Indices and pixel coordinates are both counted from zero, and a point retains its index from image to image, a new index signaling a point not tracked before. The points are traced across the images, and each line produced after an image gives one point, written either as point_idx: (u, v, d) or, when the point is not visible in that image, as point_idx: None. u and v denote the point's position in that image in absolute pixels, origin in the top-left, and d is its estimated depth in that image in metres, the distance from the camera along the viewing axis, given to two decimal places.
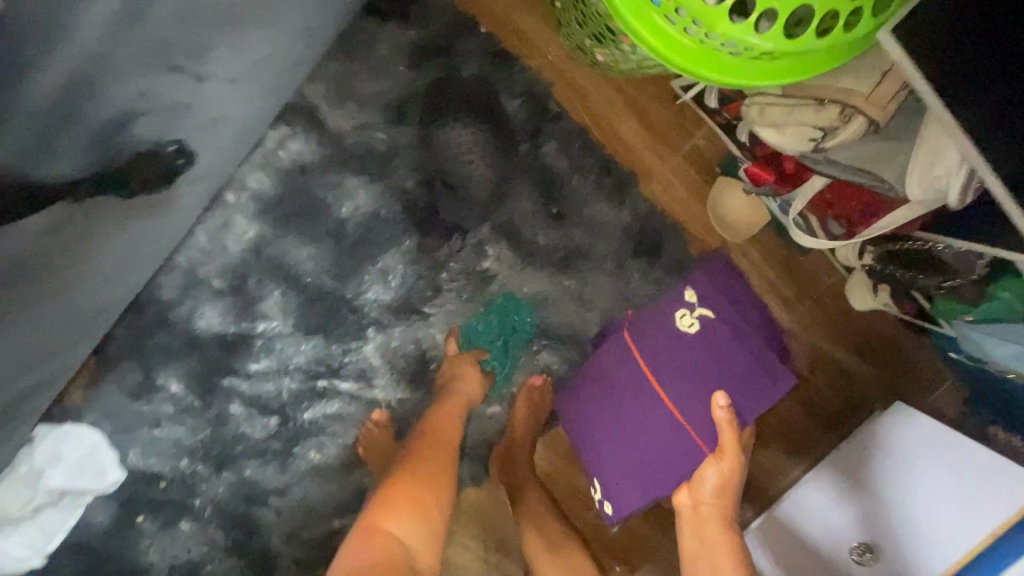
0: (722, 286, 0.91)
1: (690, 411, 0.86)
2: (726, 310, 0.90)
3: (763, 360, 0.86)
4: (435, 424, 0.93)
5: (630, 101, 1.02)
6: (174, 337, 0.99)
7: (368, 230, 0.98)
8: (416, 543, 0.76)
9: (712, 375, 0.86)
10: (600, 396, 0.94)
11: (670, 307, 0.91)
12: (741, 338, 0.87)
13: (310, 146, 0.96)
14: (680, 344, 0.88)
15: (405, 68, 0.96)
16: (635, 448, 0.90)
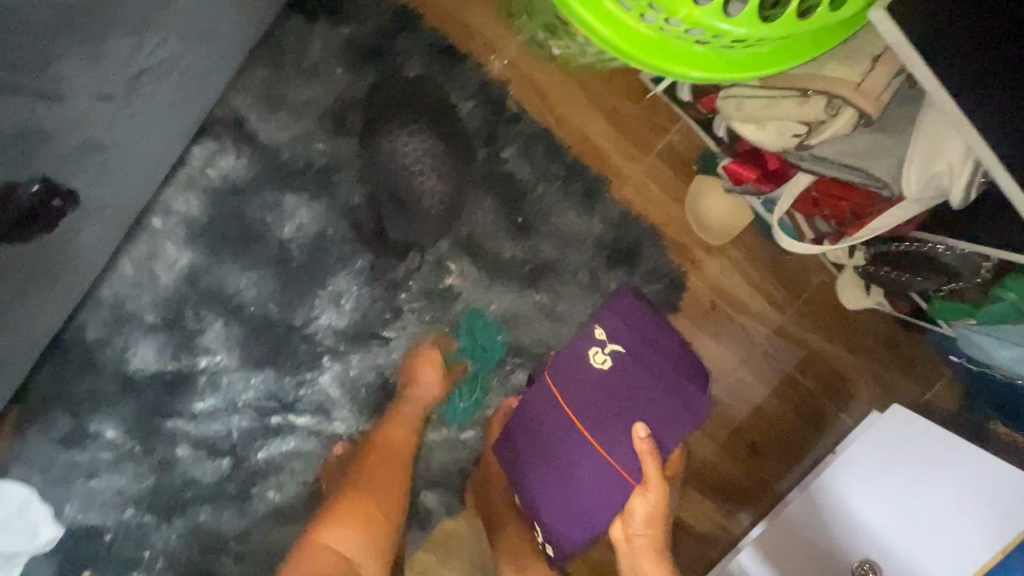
0: (636, 319, 0.83)
1: (615, 449, 0.81)
2: (641, 343, 0.82)
3: (681, 385, 0.80)
4: (383, 436, 0.91)
5: (597, 97, 0.93)
6: (106, 379, 0.90)
7: (315, 251, 0.89)
8: (355, 558, 0.81)
9: (630, 408, 0.81)
10: (527, 442, 0.89)
11: (581, 343, 0.84)
12: (657, 367, 0.81)
13: (243, 162, 0.86)
14: (593, 381, 0.83)
15: (344, 72, 0.87)
16: (568, 492, 0.85)
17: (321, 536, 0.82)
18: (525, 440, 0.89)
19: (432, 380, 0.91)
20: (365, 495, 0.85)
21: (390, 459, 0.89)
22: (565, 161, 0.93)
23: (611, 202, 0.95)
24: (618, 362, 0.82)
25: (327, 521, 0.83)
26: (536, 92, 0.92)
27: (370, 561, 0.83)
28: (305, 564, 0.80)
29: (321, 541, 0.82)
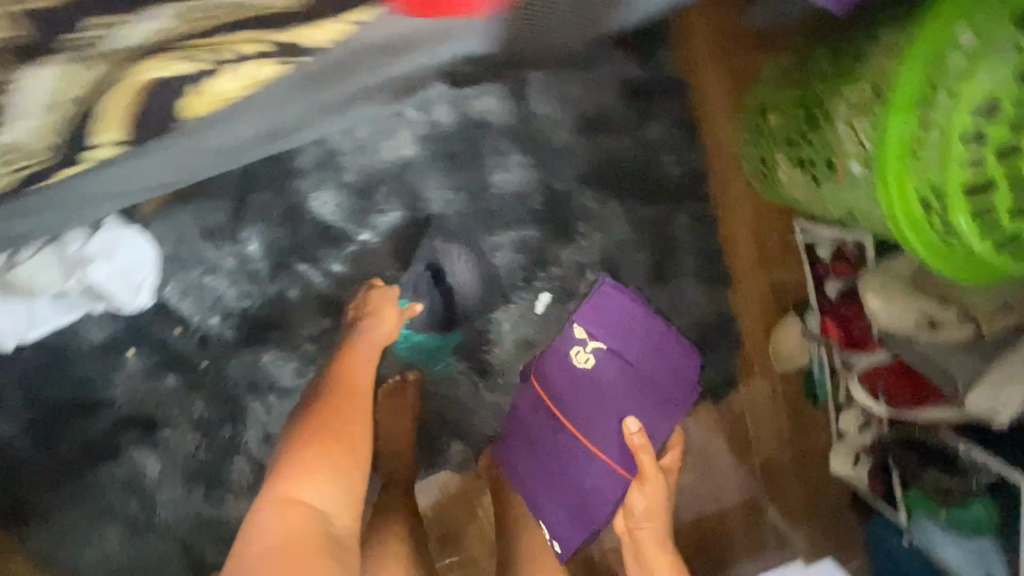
0: (614, 329, 1.09)
1: (603, 436, 1.07)
2: (620, 349, 1.10)
3: (666, 390, 1.10)
4: (347, 364, 0.91)
5: (760, 218, 1.14)
6: (279, 202, 0.97)
7: (505, 204, 1.03)
8: (328, 507, 0.74)
9: (615, 402, 1.08)
10: (521, 442, 1.10)
11: (568, 345, 1.09)
12: (643, 373, 1.09)
13: (501, 109, 0.98)
14: (579, 378, 1.09)
15: (614, 90, 1.01)
16: (562, 476, 1.09)
17: (300, 483, 0.74)
18: (525, 440, 1.10)
19: (377, 332, 0.97)
20: (343, 433, 0.81)
21: (357, 413, 0.85)
22: (712, 252, 1.13)
23: (719, 298, 1.16)
24: (598, 358, 1.09)
25: (308, 463, 0.76)
26: (725, 186, 1.09)
27: (345, 520, 0.76)
28: (283, 514, 0.71)
29: (301, 495, 0.74)
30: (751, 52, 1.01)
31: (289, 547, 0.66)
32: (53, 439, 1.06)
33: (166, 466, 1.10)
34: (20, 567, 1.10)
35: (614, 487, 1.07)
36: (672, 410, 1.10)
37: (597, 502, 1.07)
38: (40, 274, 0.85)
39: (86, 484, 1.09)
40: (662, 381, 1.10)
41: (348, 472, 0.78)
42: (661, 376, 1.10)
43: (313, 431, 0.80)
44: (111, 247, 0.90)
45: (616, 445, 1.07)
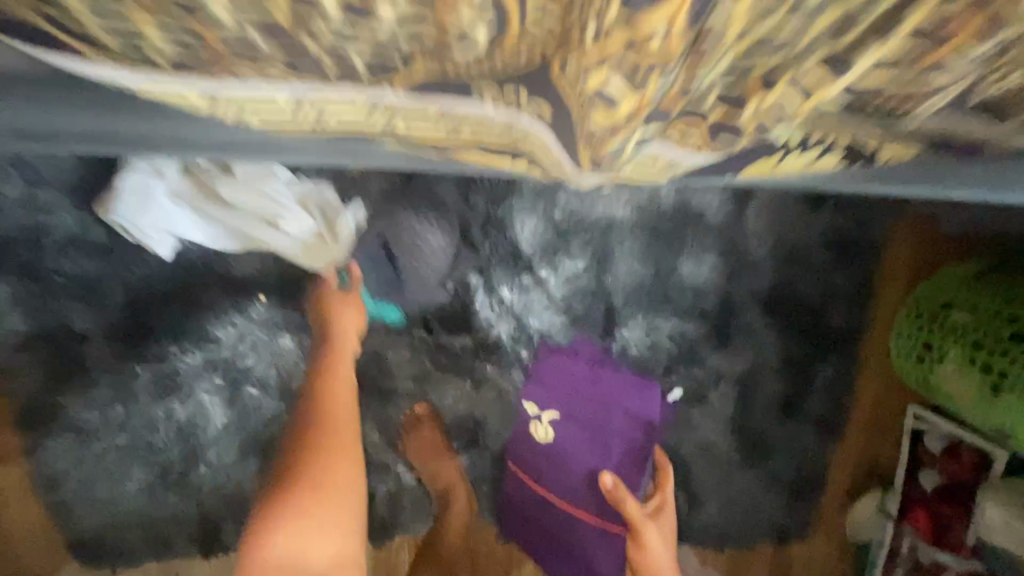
0: (563, 389, 0.98)
1: (579, 501, 0.97)
2: (565, 406, 0.98)
3: (623, 440, 0.94)
4: (323, 404, 0.83)
5: (882, 390, 1.17)
6: (483, 212, 0.95)
7: (681, 295, 1.04)
8: (314, 552, 0.70)
9: (584, 464, 0.96)
10: (528, 520, 1.03)
11: (524, 423, 1.01)
12: (598, 425, 0.95)
13: (716, 208, 1.01)
14: (540, 451, 1.00)
15: (817, 232, 1.05)
16: (571, 543, 0.99)
17: (281, 537, 0.69)
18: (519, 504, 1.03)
19: (353, 329, 0.92)
20: (325, 473, 0.76)
21: (341, 438, 0.81)
22: (833, 404, 1.15)
23: (820, 450, 1.18)
24: (555, 428, 0.98)
25: (291, 514, 0.71)
26: (869, 346, 1.13)
27: (339, 552, 0.73)
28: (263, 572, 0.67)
29: (291, 544, 0.69)
30: (929, 247, 1.09)
31: None
32: (131, 356, 0.93)
33: (233, 424, 0.98)
34: (21, 474, 0.96)
35: (614, 548, 0.97)
36: (645, 454, 0.95)
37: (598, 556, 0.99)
38: (262, 214, 0.84)
39: (135, 415, 0.96)
40: (615, 428, 0.95)
41: (340, 498, 0.76)
42: (604, 414, 0.95)
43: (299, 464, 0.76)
44: (331, 243, 0.88)
45: (596, 502, 0.96)
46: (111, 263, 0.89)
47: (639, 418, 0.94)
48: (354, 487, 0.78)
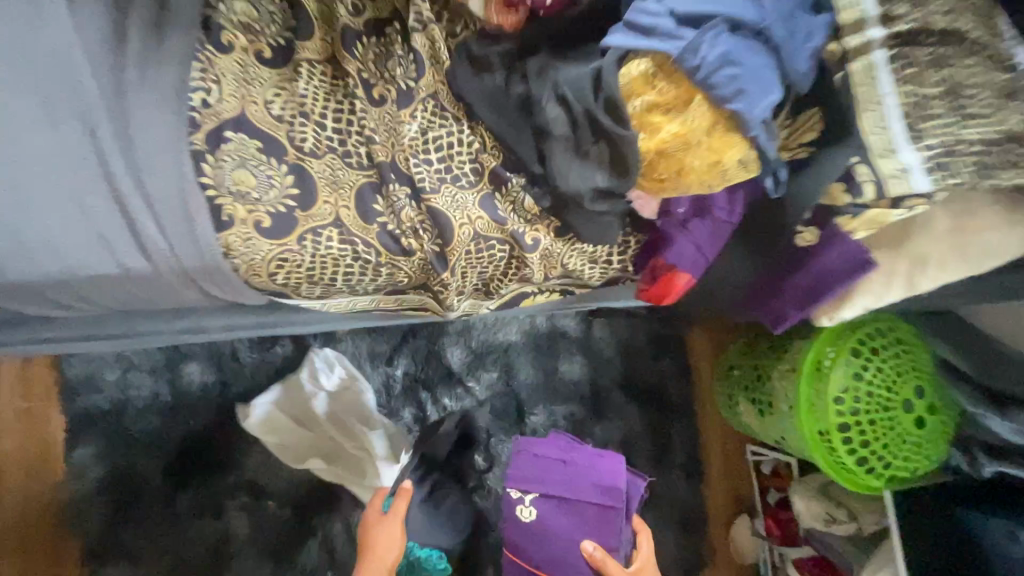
0: (539, 465, 1.03)
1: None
2: (545, 480, 1.01)
3: (593, 507, 0.98)
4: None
5: (725, 438, 1.64)
6: (425, 349, 1.46)
7: (565, 386, 1.55)
8: None
9: (567, 538, 0.97)
10: None
11: (510, 507, 1.01)
12: (569, 497, 0.99)
13: (575, 327, 1.57)
14: (526, 538, 0.99)
15: (645, 333, 1.62)
16: None
17: None
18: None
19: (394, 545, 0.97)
20: None
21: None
22: (693, 452, 1.62)
23: (695, 489, 1.60)
24: (539, 506, 0.99)
25: None
26: (703, 405, 1.64)
27: None
28: None
29: None
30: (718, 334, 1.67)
31: None
32: (179, 484, 1.29)
33: (253, 532, 1.31)
34: None
35: None
36: (618, 516, 0.97)
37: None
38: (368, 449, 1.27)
39: (177, 537, 1.27)
40: (586, 495, 0.99)
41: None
42: (579, 482, 1.00)
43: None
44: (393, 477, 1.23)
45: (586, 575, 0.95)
46: (173, 419, 1.30)
47: (609, 481, 1.00)
48: None
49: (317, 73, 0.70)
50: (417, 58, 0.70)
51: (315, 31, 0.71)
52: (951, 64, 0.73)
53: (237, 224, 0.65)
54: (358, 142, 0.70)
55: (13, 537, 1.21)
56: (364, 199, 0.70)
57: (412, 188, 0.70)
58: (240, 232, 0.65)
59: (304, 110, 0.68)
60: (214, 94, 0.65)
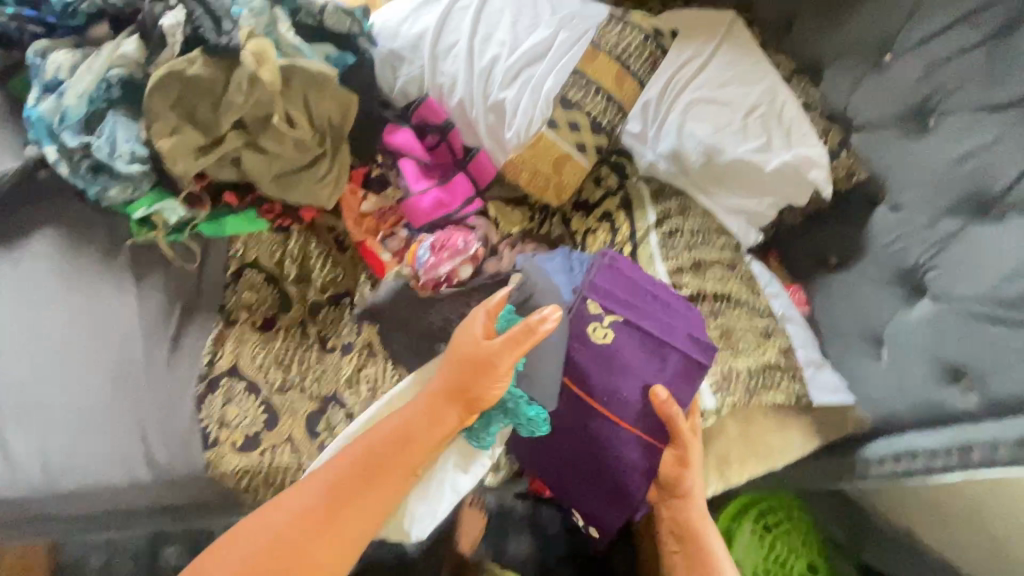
0: (627, 292, 0.99)
1: (626, 416, 0.94)
2: (634, 312, 0.98)
3: (680, 352, 0.96)
4: (416, 410, 0.83)
5: None
6: None
7: None
8: (349, 498, 0.79)
9: (635, 373, 0.95)
10: (554, 442, 0.97)
11: (583, 321, 0.97)
12: (654, 335, 0.97)
13: None
14: (591, 355, 0.95)
15: None
16: (596, 478, 0.96)
17: (343, 487, 0.79)
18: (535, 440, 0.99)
19: (494, 383, 0.81)
20: (401, 446, 0.81)
21: (384, 450, 0.81)
22: None
23: None
24: (617, 333, 0.96)
25: (358, 471, 0.80)
26: None
27: (373, 509, 0.79)
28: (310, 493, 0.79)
29: (337, 490, 0.79)
30: None
31: (309, 508, 0.77)
32: None
33: None
34: None
35: (652, 463, 0.95)
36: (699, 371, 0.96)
37: (634, 474, 0.95)
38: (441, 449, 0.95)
39: None
40: (675, 340, 0.97)
41: (369, 506, 0.79)
42: (671, 326, 0.98)
43: (369, 445, 0.82)
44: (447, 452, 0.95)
45: (647, 415, 0.94)
46: None
47: (698, 333, 0.98)
48: (414, 471, 0.82)
49: (292, 334, 1.05)
50: (358, 324, 1.06)
51: (294, 307, 1.07)
52: (722, 317, 1.08)
53: (219, 444, 0.93)
54: (314, 383, 1.01)
55: None
56: (312, 422, 0.99)
57: (346, 414, 1.00)
58: (219, 451, 0.93)
59: (279, 362, 1.01)
60: (217, 357, 0.99)
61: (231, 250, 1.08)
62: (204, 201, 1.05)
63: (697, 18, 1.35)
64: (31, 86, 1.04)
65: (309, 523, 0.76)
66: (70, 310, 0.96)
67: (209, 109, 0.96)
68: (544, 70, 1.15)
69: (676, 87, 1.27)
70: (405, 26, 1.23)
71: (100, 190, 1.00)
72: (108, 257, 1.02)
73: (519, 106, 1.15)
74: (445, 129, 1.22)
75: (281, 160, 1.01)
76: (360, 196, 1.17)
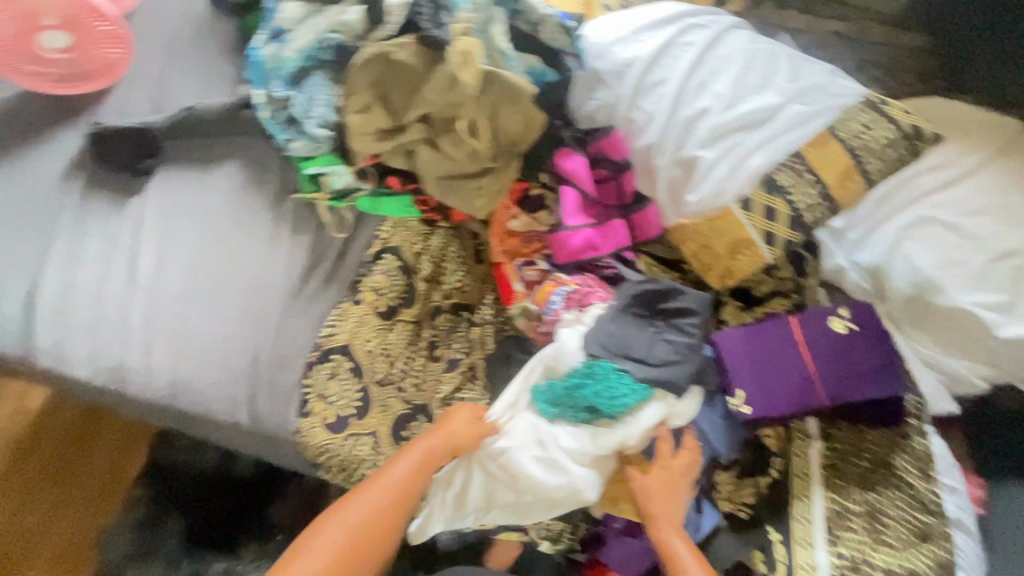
0: (879, 329, 0.91)
1: (804, 370, 0.91)
2: (876, 340, 0.91)
3: (871, 390, 0.89)
4: (410, 464, 0.87)
5: None
6: None
7: None
8: (361, 542, 0.84)
9: (834, 366, 0.90)
10: (745, 336, 0.94)
11: (842, 311, 0.93)
12: (868, 368, 0.90)
13: None
14: (825, 331, 0.92)
15: None
16: (754, 375, 0.91)
17: (354, 532, 0.83)
18: (722, 352, 0.94)
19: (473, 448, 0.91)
20: (402, 496, 0.86)
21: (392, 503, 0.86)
22: None
23: None
24: (855, 334, 0.91)
25: (367, 519, 0.84)
26: None
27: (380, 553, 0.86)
28: (335, 529, 0.83)
29: (354, 534, 0.83)
30: None
31: (340, 552, 0.82)
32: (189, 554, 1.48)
33: None
34: None
35: (793, 399, 0.90)
36: (873, 394, 0.88)
37: (772, 393, 0.90)
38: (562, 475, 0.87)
39: None
40: (881, 380, 0.89)
41: (377, 551, 0.85)
42: (884, 377, 0.89)
43: (381, 497, 0.85)
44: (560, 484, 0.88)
45: (815, 382, 0.90)
46: (205, 497, 1.54)
47: (894, 405, 0.90)
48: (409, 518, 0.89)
49: (408, 330, 1.04)
50: (470, 343, 1.05)
51: (416, 304, 1.06)
52: (872, 490, 0.89)
53: (313, 416, 0.96)
54: (412, 388, 1.01)
55: (52, 549, 1.51)
56: (398, 425, 0.99)
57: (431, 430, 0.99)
58: (311, 422, 0.95)
59: (387, 355, 1.01)
60: (336, 329, 1.00)
61: (377, 230, 1.09)
62: (368, 177, 1.07)
63: (967, 118, 1.09)
64: (261, 27, 1.11)
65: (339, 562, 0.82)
66: (231, 242, 1.03)
67: (403, 96, 0.96)
68: (758, 141, 1.01)
69: (908, 195, 1.04)
70: (617, 47, 1.13)
71: (287, 140, 1.05)
72: (275, 204, 1.07)
73: (713, 173, 1.02)
74: (622, 168, 1.12)
75: (453, 163, 0.98)
76: (512, 213, 1.10)
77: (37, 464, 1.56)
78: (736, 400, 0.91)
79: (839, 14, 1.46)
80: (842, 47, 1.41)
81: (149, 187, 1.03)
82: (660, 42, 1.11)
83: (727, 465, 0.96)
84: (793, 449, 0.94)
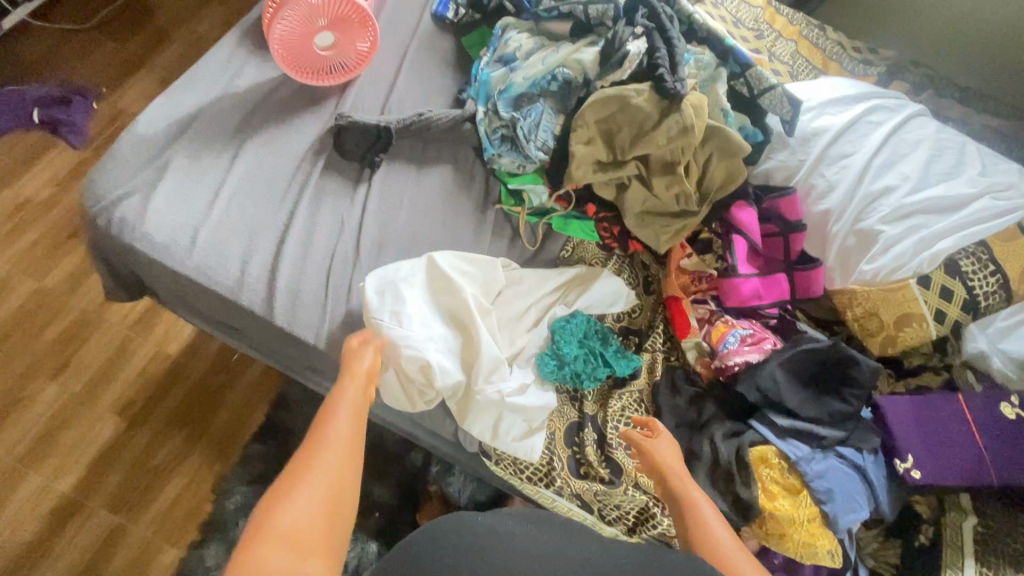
0: None
1: (970, 448, 0.98)
2: None
3: None
4: (331, 414, 0.82)
5: None
6: None
7: None
8: (321, 496, 0.69)
9: (999, 449, 0.97)
10: (913, 407, 1.02)
11: (1010, 399, 1.01)
12: None
13: None
14: (994, 414, 0.99)
15: None
16: (922, 444, 0.98)
17: (306, 492, 0.68)
18: (892, 417, 1.01)
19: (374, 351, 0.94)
20: (336, 431, 0.79)
21: (344, 436, 0.78)
22: None
23: None
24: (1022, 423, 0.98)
25: (313, 471, 0.72)
26: None
27: (347, 498, 0.72)
28: (287, 502, 0.67)
29: (306, 489, 0.68)
30: None
31: (315, 516, 0.67)
32: None
33: None
34: (176, 559, 1.42)
35: (959, 473, 0.97)
36: None
37: (938, 464, 0.97)
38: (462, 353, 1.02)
39: None
40: None
41: (343, 497, 0.71)
42: None
43: (329, 443, 0.76)
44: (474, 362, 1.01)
45: (981, 461, 0.97)
46: None
47: None
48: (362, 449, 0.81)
49: None
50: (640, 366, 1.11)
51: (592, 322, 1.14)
52: None
53: None
54: (583, 398, 1.09)
55: (170, 491, 1.48)
56: (569, 432, 1.06)
57: (599, 440, 1.05)
58: None
59: None
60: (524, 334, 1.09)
61: (564, 248, 1.17)
62: (566, 201, 1.16)
63: None
64: (487, 51, 1.23)
65: (313, 534, 0.65)
66: (439, 239, 1.13)
67: (628, 136, 1.06)
68: (942, 226, 1.09)
69: None
70: (807, 115, 1.19)
71: (496, 155, 1.16)
72: (478, 211, 1.17)
73: (895, 247, 1.09)
74: (794, 229, 1.15)
75: (656, 202, 1.09)
76: (686, 252, 1.17)
77: (165, 404, 1.56)
78: (904, 463, 0.98)
79: (990, 109, 1.53)
80: (995, 142, 1.48)
81: (374, 177, 1.14)
82: (849, 117, 1.19)
83: (874, 522, 1.04)
84: (946, 519, 0.99)
